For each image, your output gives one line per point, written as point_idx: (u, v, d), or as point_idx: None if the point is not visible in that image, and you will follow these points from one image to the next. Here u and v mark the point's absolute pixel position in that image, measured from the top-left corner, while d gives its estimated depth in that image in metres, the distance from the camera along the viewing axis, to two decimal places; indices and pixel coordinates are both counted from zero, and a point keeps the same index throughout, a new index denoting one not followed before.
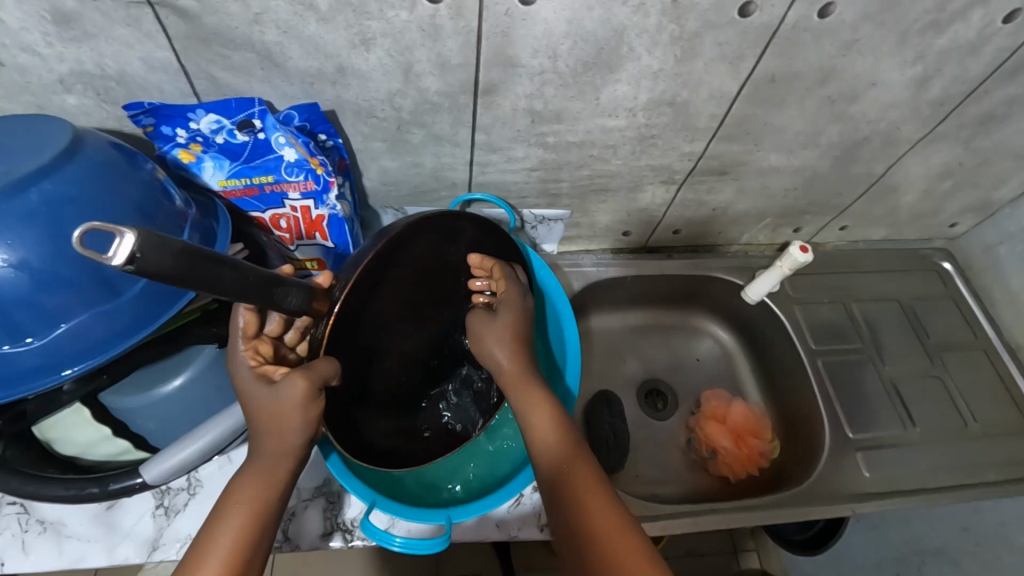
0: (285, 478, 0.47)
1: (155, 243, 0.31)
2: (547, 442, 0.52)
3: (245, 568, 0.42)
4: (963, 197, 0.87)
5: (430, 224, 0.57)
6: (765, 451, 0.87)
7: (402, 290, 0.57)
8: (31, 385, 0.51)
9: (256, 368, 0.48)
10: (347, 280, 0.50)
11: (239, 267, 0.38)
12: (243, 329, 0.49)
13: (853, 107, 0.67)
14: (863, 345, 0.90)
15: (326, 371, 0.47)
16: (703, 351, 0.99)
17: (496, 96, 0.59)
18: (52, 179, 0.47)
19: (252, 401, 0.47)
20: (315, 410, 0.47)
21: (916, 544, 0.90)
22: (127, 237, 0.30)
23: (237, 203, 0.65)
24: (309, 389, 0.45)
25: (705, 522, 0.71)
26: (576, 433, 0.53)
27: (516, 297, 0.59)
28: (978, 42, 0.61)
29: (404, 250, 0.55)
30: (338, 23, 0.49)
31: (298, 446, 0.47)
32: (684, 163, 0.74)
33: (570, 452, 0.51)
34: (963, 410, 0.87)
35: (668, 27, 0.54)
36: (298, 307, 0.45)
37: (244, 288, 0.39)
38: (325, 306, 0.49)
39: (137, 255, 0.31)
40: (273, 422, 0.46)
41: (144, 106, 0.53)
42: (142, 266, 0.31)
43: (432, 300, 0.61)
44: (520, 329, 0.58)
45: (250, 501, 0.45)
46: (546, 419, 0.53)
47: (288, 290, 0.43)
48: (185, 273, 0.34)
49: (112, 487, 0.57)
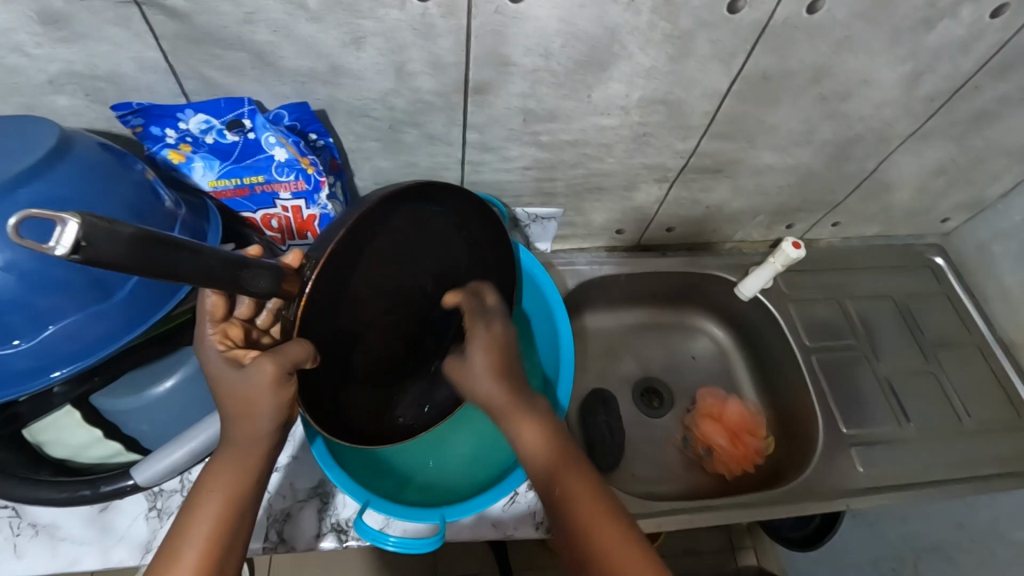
0: (259, 464, 0.45)
1: (103, 231, 0.28)
2: (535, 451, 0.50)
3: (224, 557, 0.42)
4: (956, 194, 0.88)
5: (405, 195, 0.53)
6: (760, 448, 0.87)
7: (385, 264, 0.55)
8: (21, 387, 0.51)
9: (225, 352, 0.47)
10: (316, 260, 0.46)
11: (198, 251, 0.35)
12: (210, 312, 0.48)
13: (845, 105, 0.68)
14: (858, 343, 0.91)
15: (296, 356, 0.44)
16: (699, 349, 0.99)
17: (489, 95, 0.59)
18: (40, 180, 0.47)
19: (220, 387, 0.45)
20: (285, 394, 0.44)
21: (911, 540, 0.91)
22: (70, 222, 0.27)
23: (228, 203, 0.64)
24: (278, 373, 0.43)
25: (699, 519, 0.71)
26: (565, 436, 0.51)
27: (481, 332, 0.55)
28: (970, 39, 0.61)
29: (384, 223, 0.53)
30: (329, 22, 0.49)
31: (269, 432, 0.45)
32: (678, 161, 0.74)
33: (560, 462, 0.49)
34: (958, 407, 0.87)
35: (659, 25, 0.54)
36: (267, 291, 0.41)
37: (206, 275, 0.35)
38: (295, 287, 0.45)
39: (84, 243, 0.27)
40: (241, 408, 0.44)
41: (133, 106, 0.53)
42: (89, 256, 0.28)
43: (414, 276, 0.58)
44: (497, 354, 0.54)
45: (224, 491, 0.43)
46: (531, 428, 0.51)
47: (255, 272, 0.40)
48: (140, 260, 0.30)
49: (103, 489, 0.58)
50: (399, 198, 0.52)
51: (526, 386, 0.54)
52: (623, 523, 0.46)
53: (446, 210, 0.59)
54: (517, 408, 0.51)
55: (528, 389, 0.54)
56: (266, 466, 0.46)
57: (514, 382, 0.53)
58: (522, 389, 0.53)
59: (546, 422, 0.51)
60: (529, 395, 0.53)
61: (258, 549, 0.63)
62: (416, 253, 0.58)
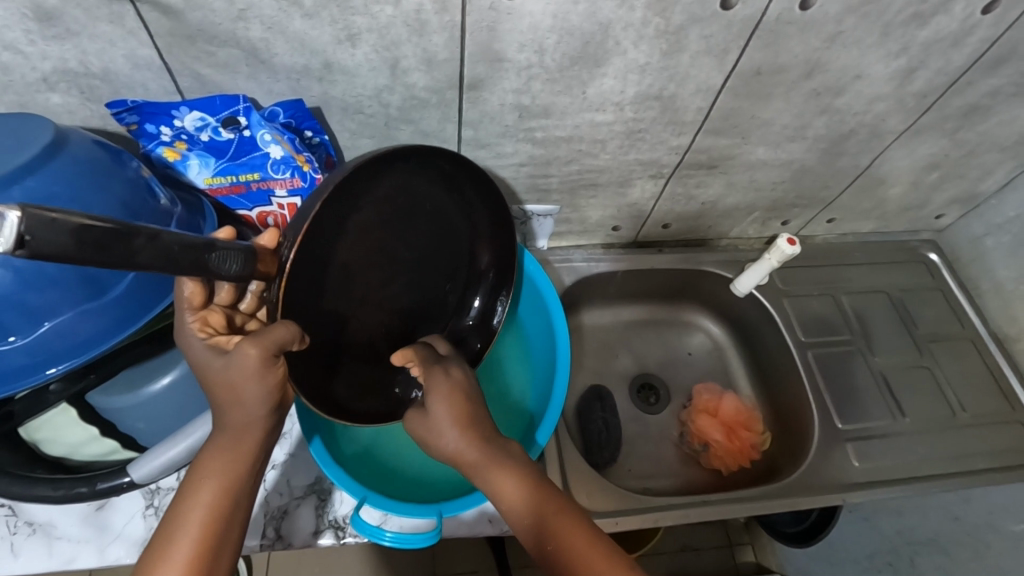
0: (254, 448, 0.45)
1: (46, 221, 0.27)
2: (514, 500, 0.49)
3: (220, 543, 0.42)
4: (949, 188, 0.88)
5: (393, 163, 0.52)
6: (755, 443, 0.88)
7: (370, 237, 0.54)
8: (15, 385, 0.51)
9: (207, 340, 0.46)
10: (293, 237, 0.45)
11: (158, 237, 0.34)
12: (188, 300, 0.47)
13: (838, 100, 0.68)
14: (852, 337, 0.91)
15: (282, 338, 0.44)
16: (695, 346, 0.99)
17: (483, 91, 0.59)
18: (34, 176, 0.47)
19: (206, 373, 0.45)
20: (274, 377, 0.44)
21: (907, 535, 0.90)
22: (10, 216, 0.26)
23: (224, 201, 0.64)
24: (263, 357, 0.43)
25: (695, 514, 0.72)
26: (543, 481, 0.50)
27: (441, 382, 0.52)
28: (961, 34, 0.61)
29: (370, 191, 0.52)
30: (323, 18, 0.49)
31: (261, 417, 0.45)
32: (673, 157, 0.74)
33: (544, 510, 0.48)
34: (952, 400, 0.88)
35: (653, 20, 0.54)
36: (242, 273, 0.42)
37: (168, 259, 0.35)
38: (273, 266, 0.45)
39: (28, 237, 0.27)
40: (227, 393, 0.44)
41: (127, 104, 0.53)
42: (35, 250, 0.27)
43: (405, 250, 0.58)
44: (464, 411, 0.51)
45: (218, 478, 0.43)
46: (511, 483, 0.49)
47: (225, 254, 0.40)
48: (92, 250, 0.30)
49: (100, 486, 0.59)
50: (383, 170, 0.52)
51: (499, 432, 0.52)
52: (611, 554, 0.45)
53: (439, 173, 0.57)
54: (491, 460, 0.50)
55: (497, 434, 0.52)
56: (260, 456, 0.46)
57: (481, 431, 0.51)
58: (492, 441, 0.51)
59: (518, 467, 0.50)
60: (502, 441, 0.51)
61: (255, 546, 0.63)
62: (405, 224, 0.57)
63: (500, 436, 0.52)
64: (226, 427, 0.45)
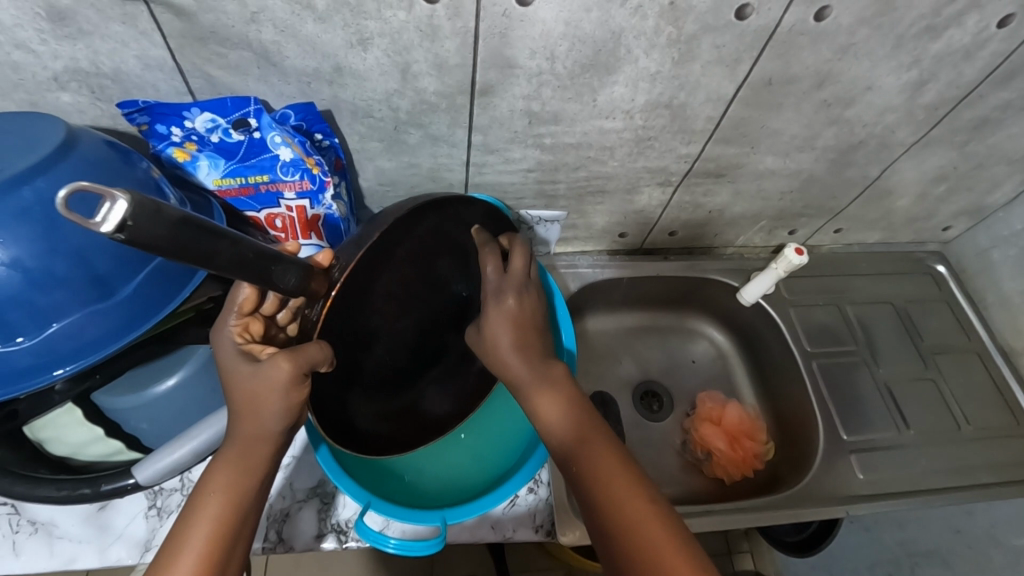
0: (261, 464, 0.45)
1: (149, 210, 0.27)
2: (557, 427, 0.52)
3: (228, 555, 0.42)
4: (957, 200, 0.88)
5: (428, 206, 0.54)
6: (759, 453, 0.87)
7: (403, 272, 0.55)
8: (22, 385, 0.52)
9: (242, 346, 0.46)
10: (347, 264, 0.46)
11: (236, 242, 0.34)
12: (240, 304, 0.46)
13: (848, 111, 0.68)
14: (857, 347, 0.91)
15: (314, 357, 0.43)
16: (698, 353, 0.99)
17: (493, 96, 0.59)
18: (45, 177, 0.46)
19: (231, 379, 0.44)
20: (298, 395, 0.44)
21: (908, 546, 0.90)
22: (118, 200, 0.26)
23: (232, 203, 0.64)
24: (293, 373, 0.42)
25: (698, 524, 0.71)
26: (588, 409, 0.52)
27: (496, 310, 0.55)
28: (974, 47, 0.61)
29: (410, 230, 0.54)
30: (335, 23, 0.49)
31: (276, 432, 0.44)
32: (680, 165, 0.74)
33: (575, 431, 0.51)
34: (956, 413, 0.87)
35: (665, 30, 0.54)
36: (295, 287, 0.41)
37: (239, 264, 0.35)
38: (323, 286, 0.45)
39: (129, 223, 0.27)
40: (250, 405, 0.44)
41: (139, 105, 0.53)
42: (134, 236, 0.27)
43: (425, 285, 0.59)
44: (519, 331, 0.55)
45: (226, 490, 0.43)
46: (549, 401, 0.53)
47: (286, 268, 0.39)
48: (177, 243, 0.30)
49: (104, 488, 0.58)
50: (424, 210, 0.54)
51: (547, 360, 0.55)
52: (639, 488, 0.47)
53: (456, 221, 0.59)
54: (534, 382, 0.53)
55: (546, 362, 0.55)
56: (269, 468, 0.46)
57: (529, 355, 0.55)
58: (540, 363, 0.55)
59: (561, 395, 0.53)
60: (544, 365, 0.54)
61: (258, 549, 0.63)
62: (426, 260, 0.58)
63: (547, 361, 0.55)
64: (240, 440, 0.45)
